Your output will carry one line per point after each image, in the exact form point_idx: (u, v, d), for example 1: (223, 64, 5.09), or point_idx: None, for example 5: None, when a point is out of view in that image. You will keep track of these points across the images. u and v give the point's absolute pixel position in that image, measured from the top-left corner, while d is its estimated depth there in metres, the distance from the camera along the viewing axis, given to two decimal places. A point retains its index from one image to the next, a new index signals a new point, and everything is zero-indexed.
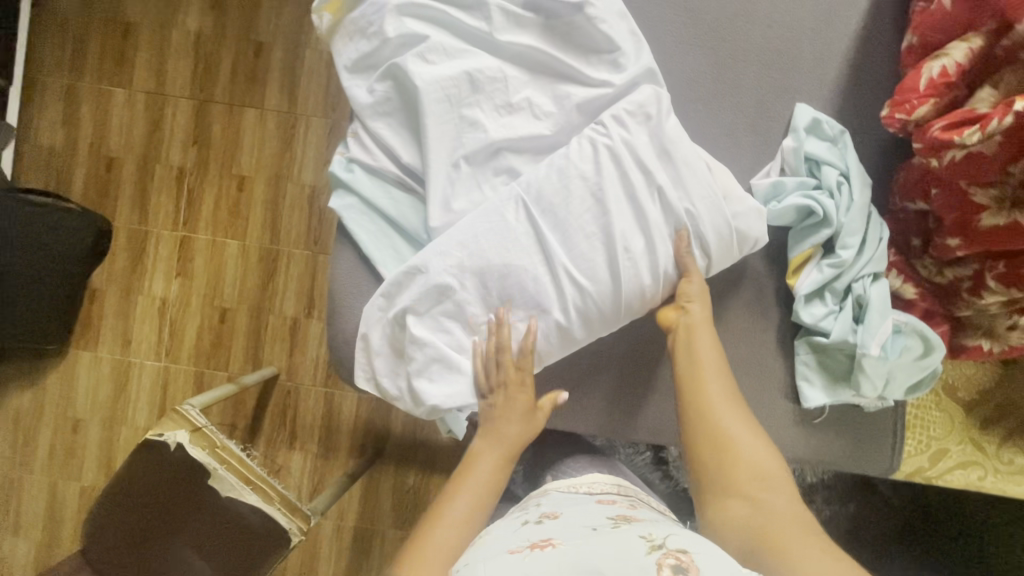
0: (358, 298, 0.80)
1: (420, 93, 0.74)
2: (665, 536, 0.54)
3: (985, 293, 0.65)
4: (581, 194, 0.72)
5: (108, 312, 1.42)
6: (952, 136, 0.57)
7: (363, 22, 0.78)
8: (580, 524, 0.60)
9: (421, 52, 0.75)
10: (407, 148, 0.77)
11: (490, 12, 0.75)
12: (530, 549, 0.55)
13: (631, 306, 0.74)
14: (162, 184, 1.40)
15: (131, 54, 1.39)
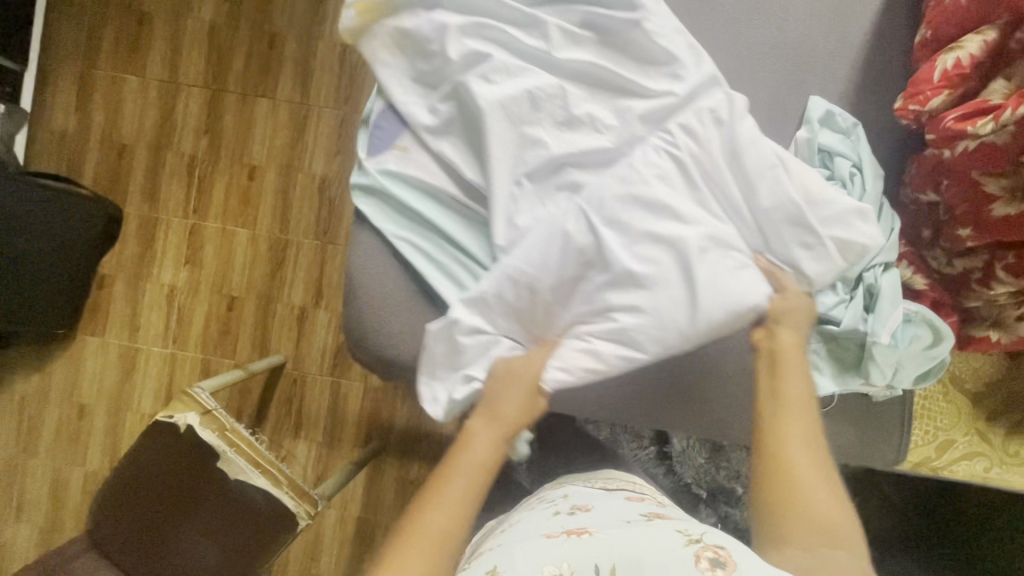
0: (374, 280, 0.78)
1: (483, 114, 0.73)
2: (702, 532, 0.58)
3: (995, 284, 0.67)
4: (648, 200, 0.71)
5: (116, 298, 1.42)
6: (966, 126, 0.59)
7: (410, 36, 0.78)
8: (615, 518, 0.64)
9: (483, 72, 0.74)
10: (470, 166, 0.76)
11: (547, 29, 0.75)
12: (566, 534, 0.61)
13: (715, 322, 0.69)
14: (173, 172, 1.41)
15: (146, 42, 1.40)
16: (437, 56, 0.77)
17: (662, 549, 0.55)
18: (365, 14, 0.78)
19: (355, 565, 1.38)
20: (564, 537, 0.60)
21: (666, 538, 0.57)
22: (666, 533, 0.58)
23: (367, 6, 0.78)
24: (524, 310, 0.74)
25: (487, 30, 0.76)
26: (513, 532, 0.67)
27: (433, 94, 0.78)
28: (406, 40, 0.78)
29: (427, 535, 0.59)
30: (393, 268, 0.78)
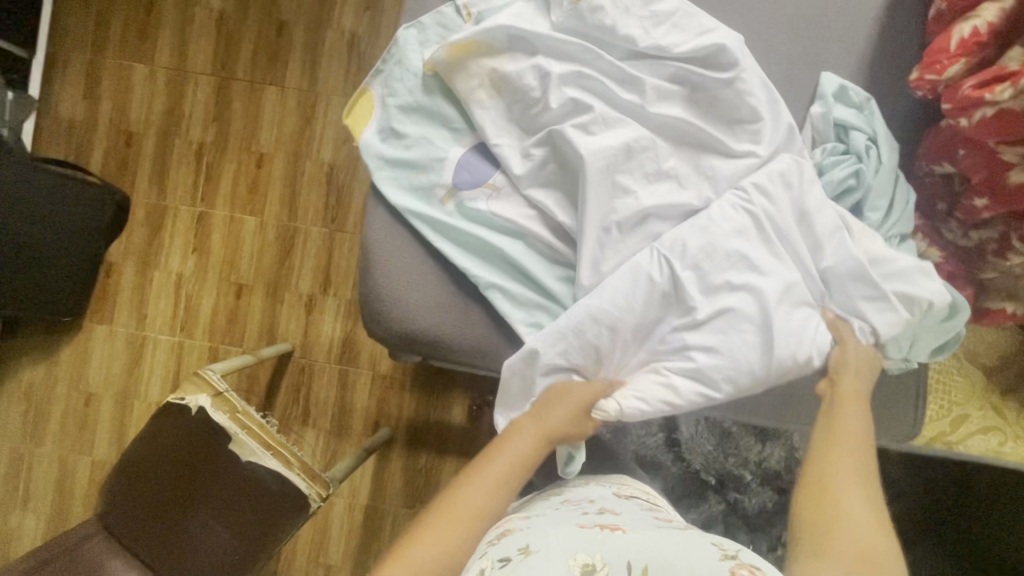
0: (393, 253, 0.78)
1: (584, 163, 0.72)
2: (737, 549, 0.57)
3: (1011, 255, 0.68)
4: (727, 251, 0.70)
5: (124, 287, 1.42)
6: (984, 93, 0.59)
7: (496, 78, 0.76)
8: (644, 522, 0.64)
9: (584, 123, 0.73)
10: (563, 210, 0.75)
11: (646, 88, 0.74)
12: (598, 527, 0.60)
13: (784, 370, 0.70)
14: (181, 160, 1.41)
15: (154, 30, 1.41)
16: (521, 100, 0.76)
17: (699, 559, 0.54)
18: (453, 53, 0.76)
19: (362, 553, 1.38)
20: (596, 529, 0.59)
21: (702, 549, 0.56)
22: (701, 544, 0.57)
23: (458, 49, 0.75)
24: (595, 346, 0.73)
25: (585, 82, 0.74)
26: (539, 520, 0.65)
27: (511, 133, 0.77)
28: (491, 80, 0.76)
29: (462, 508, 0.61)
30: (410, 242, 0.78)
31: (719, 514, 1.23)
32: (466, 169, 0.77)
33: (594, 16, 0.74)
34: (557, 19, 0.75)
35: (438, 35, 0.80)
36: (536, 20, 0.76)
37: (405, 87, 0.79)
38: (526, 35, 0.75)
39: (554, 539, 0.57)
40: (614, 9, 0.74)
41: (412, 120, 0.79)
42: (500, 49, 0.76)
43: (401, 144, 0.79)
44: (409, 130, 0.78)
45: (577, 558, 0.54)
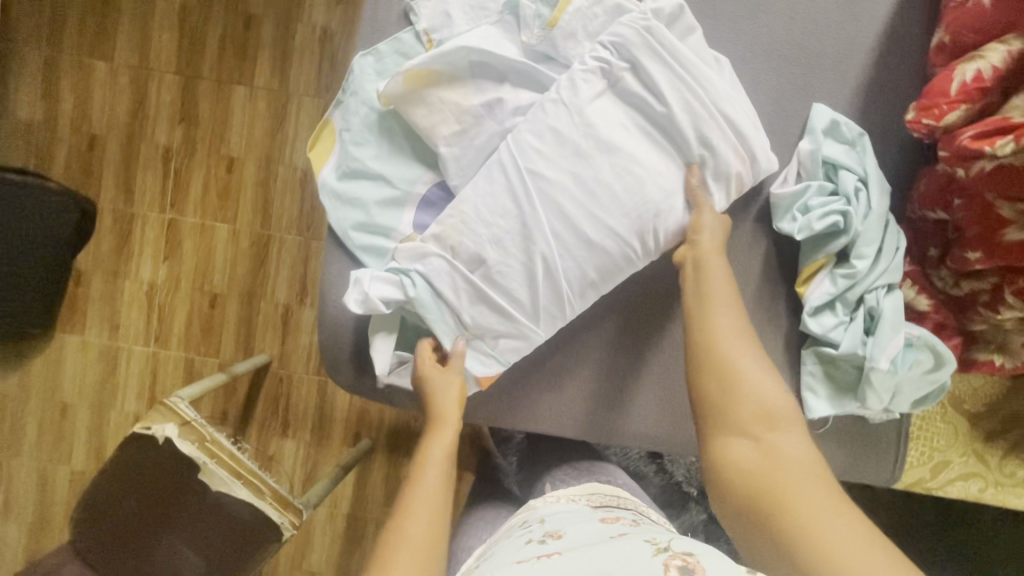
0: None
1: (516, 160, 0.69)
2: (671, 540, 0.55)
3: (1002, 309, 0.63)
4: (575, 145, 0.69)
5: (95, 295, 1.38)
6: (984, 146, 0.54)
7: (463, 113, 0.71)
8: (587, 537, 0.59)
9: (534, 139, 0.69)
10: (508, 221, 0.69)
11: (622, 119, 0.69)
12: (537, 557, 0.57)
13: (552, 128, 0.68)
14: (148, 163, 1.35)
15: (113, 25, 1.32)
16: (488, 136, 0.72)
17: (633, 563, 0.50)
18: (411, 80, 0.70)
19: (345, 562, 1.38)
20: (532, 562, 0.55)
21: (635, 549, 0.53)
22: (634, 545, 0.54)
23: (420, 73, 0.70)
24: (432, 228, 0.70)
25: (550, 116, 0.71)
26: (483, 565, 0.61)
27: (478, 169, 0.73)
28: (458, 116, 0.71)
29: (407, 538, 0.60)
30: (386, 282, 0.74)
31: (700, 525, 1.20)
32: (428, 209, 0.74)
33: (567, 43, 0.71)
34: (527, 41, 0.71)
35: (397, 62, 0.74)
36: (504, 45, 0.72)
37: (359, 121, 0.75)
38: (493, 61, 0.71)
39: None
40: (586, 38, 0.71)
41: (363, 150, 0.74)
42: (463, 77, 0.71)
43: (357, 179, 0.74)
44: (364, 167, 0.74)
45: None
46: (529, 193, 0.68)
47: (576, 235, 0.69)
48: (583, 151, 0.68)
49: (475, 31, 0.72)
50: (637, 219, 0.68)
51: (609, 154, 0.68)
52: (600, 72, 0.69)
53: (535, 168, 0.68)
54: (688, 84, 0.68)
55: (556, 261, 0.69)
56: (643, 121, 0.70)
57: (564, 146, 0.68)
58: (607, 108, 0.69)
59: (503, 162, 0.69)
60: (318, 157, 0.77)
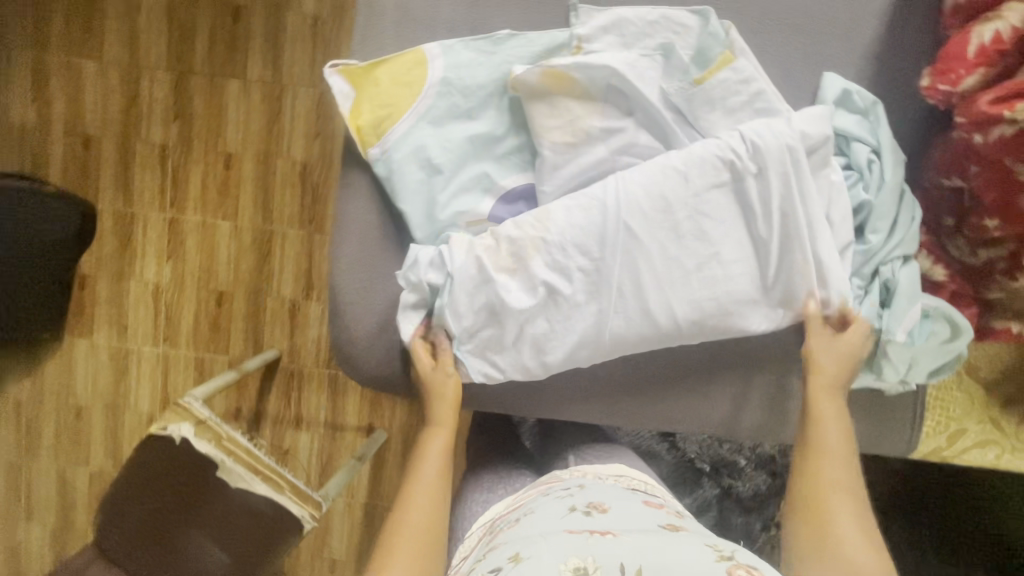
0: (376, 280, 0.73)
1: (613, 212, 0.65)
2: (732, 550, 0.54)
3: (1021, 276, 0.63)
4: (665, 223, 0.65)
5: (100, 298, 1.38)
6: (1002, 111, 0.54)
7: (578, 129, 0.67)
8: (636, 521, 0.58)
9: (636, 197, 0.65)
10: (580, 255, 0.65)
11: (721, 210, 0.65)
12: (590, 531, 0.56)
13: (654, 190, 0.64)
14: (144, 162, 1.33)
15: (100, 22, 1.29)
16: (595, 163, 0.67)
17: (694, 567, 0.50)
18: (546, 76, 0.66)
19: (365, 550, 1.41)
20: (585, 536, 0.54)
21: (696, 553, 0.52)
22: (694, 547, 0.53)
23: (557, 77, 0.66)
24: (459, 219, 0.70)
25: (635, 152, 0.68)
26: (523, 526, 0.60)
27: (515, 155, 0.70)
28: (573, 131, 0.67)
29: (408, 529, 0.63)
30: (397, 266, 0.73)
31: (713, 499, 1.21)
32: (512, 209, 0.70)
33: (701, 108, 0.67)
34: (666, 89, 0.67)
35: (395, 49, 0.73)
36: (646, 79, 0.66)
37: (430, 109, 0.69)
38: (626, 89, 0.66)
39: (541, 548, 0.54)
40: (723, 118, 0.67)
41: (464, 125, 0.70)
42: (593, 97, 0.67)
43: (442, 147, 0.69)
44: (465, 142, 0.69)
45: (567, 562, 0.50)
46: (608, 251, 0.65)
47: (638, 311, 0.67)
48: (676, 229, 0.65)
49: (623, 55, 0.67)
50: (695, 311, 0.66)
51: (703, 240, 0.65)
52: (728, 160, 0.64)
53: (629, 223, 0.65)
54: (805, 191, 0.64)
55: (611, 325, 0.67)
56: (750, 218, 0.65)
57: (660, 210, 0.65)
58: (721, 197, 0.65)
59: (599, 221, 0.65)
60: (395, 82, 0.69)
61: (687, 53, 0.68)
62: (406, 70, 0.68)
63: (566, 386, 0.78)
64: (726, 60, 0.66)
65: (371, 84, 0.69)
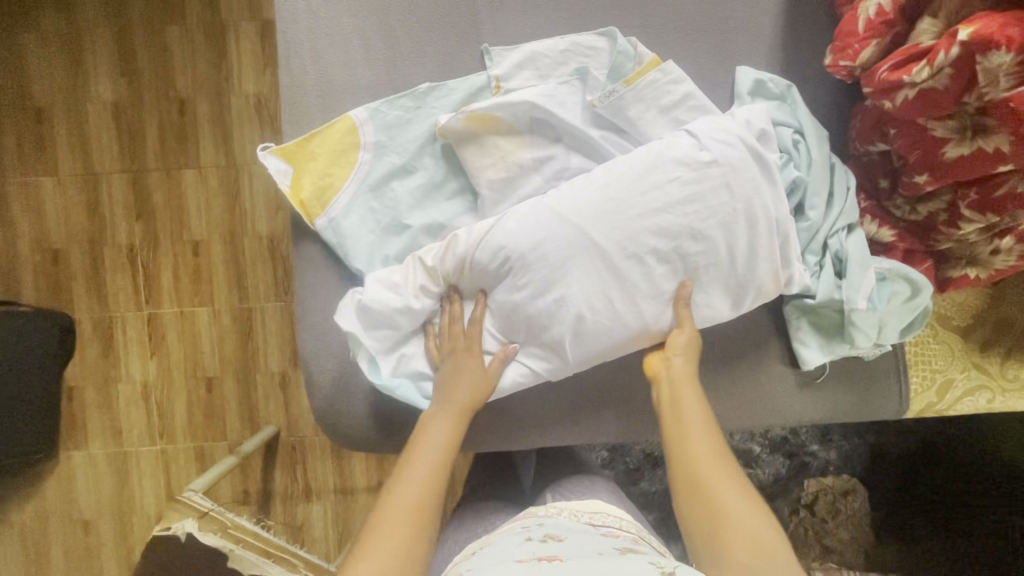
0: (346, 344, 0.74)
1: (560, 213, 0.64)
2: (676, 565, 0.54)
3: (962, 224, 0.64)
4: (621, 223, 0.64)
5: (91, 406, 1.37)
6: (901, 76, 0.56)
7: (510, 163, 0.69)
8: (587, 548, 0.60)
9: (580, 200, 0.64)
10: (523, 259, 0.64)
11: (678, 203, 0.64)
12: (537, 558, 0.57)
13: (603, 189, 0.64)
14: (114, 265, 1.35)
15: (50, 138, 1.32)
16: (532, 193, 0.69)
17: None
18: (472, 121, 0.68)
19: None
20: (533, 562, 0.56)
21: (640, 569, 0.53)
22: (640, 564, 0.55)
23: (485, 119, 0.68)
24: (398, 253, 0.71)
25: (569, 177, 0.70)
26: (484, 556, 0.61)
27: (457, 200, 0.72)
28: (506, 166, 0.69)
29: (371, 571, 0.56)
30: None
31: None
32: None
33: (635, 107, 0.69)
34: (592, 101, 0.69)
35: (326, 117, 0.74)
36: (567, 104, 0.69)
37: (369, 172, 0.71)
38: (551, 118, 0.68)
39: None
40: (661, 114, 0.69)
41: (405, 180, 0.72)
42: (521, 129, 0.69)
43: (388, 207, 0.71)
44: (408, 196, 0.71)
45: None
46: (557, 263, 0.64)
47: (609, 316, 0.66)
48: (629, 230, 0.64)
49: (541, 87, 0.70)
50: (660, 307, 0.66)
51: (662, 235, 0.64)
52: (675, 155, 0.64)
53: (581, 229, 0.64)
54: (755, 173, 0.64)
55: (567, 330, 0.66)
56: (706, 210, 0.64)
57: (610, 204, 0.64)
58: (675, 194, 0.64)
59: (550, 235, 0.64)
60: (330, 155, 0.71)
61: (601, 71, 0.71)
62: (339, 143, 0.71)
63: (553, 415, 0.78)
64: (655, 64, 0.69)
65: (307, 160, 0.72)
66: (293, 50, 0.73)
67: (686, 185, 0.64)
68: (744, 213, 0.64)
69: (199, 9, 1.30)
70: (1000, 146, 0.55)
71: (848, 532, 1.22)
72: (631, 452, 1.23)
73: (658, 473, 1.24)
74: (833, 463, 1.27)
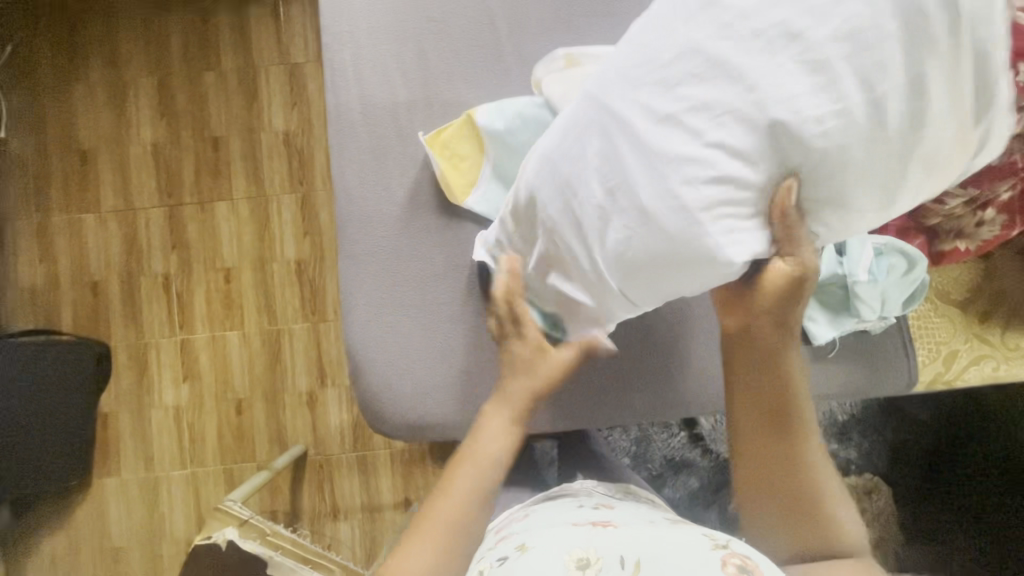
0: (388, 339, 0.80)
1: (593, 103, 0.59)
2: (728, 539, 0.55)
3: (947, 198, 0.71)
4: (664, 86, 0.53)
5: (124, 433, 1.41)
6: None
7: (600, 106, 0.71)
8: (637, 517, 0.63)
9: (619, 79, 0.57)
10: (559, 170, 0.62)
11: (750, 44, 0.50)
12: (591, 523, 0.59)
13: (644, 57, 0.55)
14: (150, 294, 1.42)
15: (94, 179, 1.43)
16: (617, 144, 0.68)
17: (688, 549, 0.52)
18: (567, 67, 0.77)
19: None
20: (589, 526, 0.58)
21: (693, 542, 0.54)
22: (693, 536, 0.55)
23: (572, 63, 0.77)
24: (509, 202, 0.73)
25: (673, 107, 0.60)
26: (537, 518, 0.65)
27: None
28: None
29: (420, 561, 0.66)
30: (403, 321, 0.80)
31: None
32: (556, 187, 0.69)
33: None
34: None
35: (361, 133, 0.82)
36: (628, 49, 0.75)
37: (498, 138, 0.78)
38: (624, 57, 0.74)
39: (545, 535, 0.58)
40: None
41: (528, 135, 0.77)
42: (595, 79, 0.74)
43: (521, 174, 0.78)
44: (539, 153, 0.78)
45: (572, 552, 0.52)
46: (590, 166, 0.59)
47: (649, 227, 0.56)
48: (671, 92, 0.53)
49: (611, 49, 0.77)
50: (728, 209, 0.53)
51: (714, 94, 0.51)
52: None
53: (612, 116, 0.57)
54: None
55: (608, 242, 0.59)
56: (800, 69, 0.49)
57: (642, 73, 0.55)
58: (756, 52, 0.50)
59: (580, 132, 0.60)
60: (462, 134, 0.80)
61: None
62: (460, 135, 0.80)
63: (581, 399, 0.84)
64: None
65: (445, 144, 0.80)
66: (339, 76, 0.83)
67: (772, 45, 0.50)
68: (859, 66, 0.48)
69: (234, 58, 1.42)
70: None
71: (876, 531, 1.19)
72: (654, 457, 1.25)
73: (683, 479, 1.25)
74: (853, 461, 1.24)
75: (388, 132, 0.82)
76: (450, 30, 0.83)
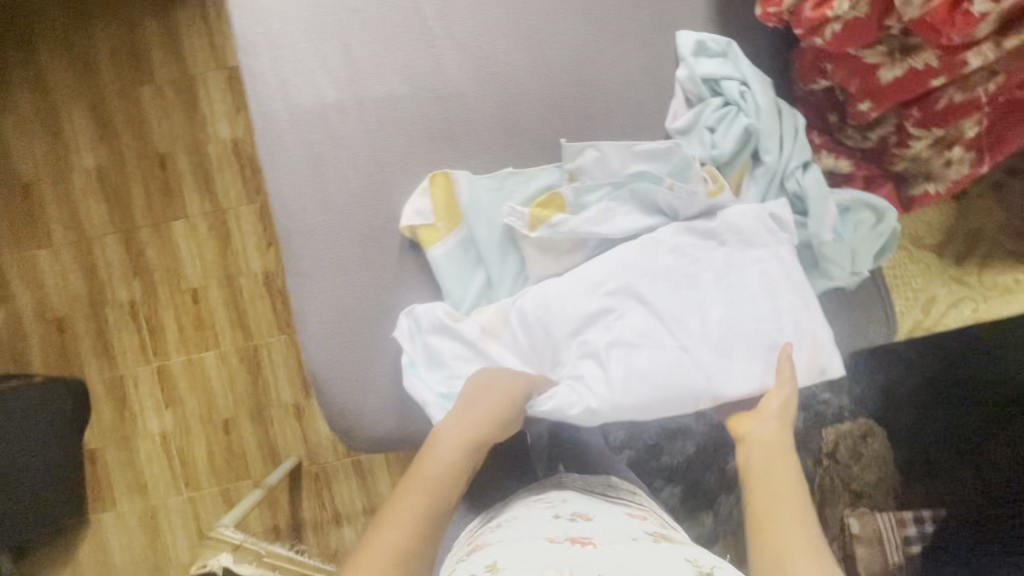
0: (352, 352, 0.77)
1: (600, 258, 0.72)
2: (713, 565, 0.54)
3: (912, 142, 0.70)
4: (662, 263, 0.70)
5: (114, 466, 1.39)
6: (825, 11, 0.61)
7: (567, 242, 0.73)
8: (619, 533, 0.61)
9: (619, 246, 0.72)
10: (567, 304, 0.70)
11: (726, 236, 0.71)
12: (570, 541, 0.57)
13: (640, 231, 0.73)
14: (119, 324, 1.38)
15: (41, 213, 1.37)
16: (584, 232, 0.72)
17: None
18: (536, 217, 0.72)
19: None
20: (567, 545, 0.56)
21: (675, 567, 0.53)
22: (674, 560, 0.54)
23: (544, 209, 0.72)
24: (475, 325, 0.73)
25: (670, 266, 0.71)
26: (511, 531, 0.63)
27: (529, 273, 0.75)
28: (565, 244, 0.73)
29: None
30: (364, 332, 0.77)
31: None
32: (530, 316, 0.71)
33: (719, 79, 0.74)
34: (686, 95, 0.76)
35: (297, 139, 0.77)
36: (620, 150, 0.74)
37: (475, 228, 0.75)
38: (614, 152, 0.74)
39: (518, 553, 0.56)
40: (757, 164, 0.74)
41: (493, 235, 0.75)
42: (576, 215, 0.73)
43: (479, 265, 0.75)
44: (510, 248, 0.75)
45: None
46: (598, 303, 0.69)
47: (641, 378, 0.66)
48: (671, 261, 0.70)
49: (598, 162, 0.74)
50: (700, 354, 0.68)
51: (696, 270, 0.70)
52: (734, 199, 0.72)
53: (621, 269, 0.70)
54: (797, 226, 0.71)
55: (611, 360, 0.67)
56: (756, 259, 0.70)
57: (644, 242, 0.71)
58: (724, 258, 0.70)
59: (588, 275, 0.71)
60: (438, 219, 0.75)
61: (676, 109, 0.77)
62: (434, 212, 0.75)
63: None
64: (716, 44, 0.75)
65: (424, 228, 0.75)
66: (265, 81, 0.77)
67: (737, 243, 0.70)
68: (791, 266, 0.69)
69: (168, 67, 1.35)
70: (929, 61, 0.61)
71: (873, 474, 1.21)
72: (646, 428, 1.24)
73: (680, 445, 1.24)
74: (846, 408, 1.17)
75: (325, 135, 0.77)
76: (375, 19, 0.77)
